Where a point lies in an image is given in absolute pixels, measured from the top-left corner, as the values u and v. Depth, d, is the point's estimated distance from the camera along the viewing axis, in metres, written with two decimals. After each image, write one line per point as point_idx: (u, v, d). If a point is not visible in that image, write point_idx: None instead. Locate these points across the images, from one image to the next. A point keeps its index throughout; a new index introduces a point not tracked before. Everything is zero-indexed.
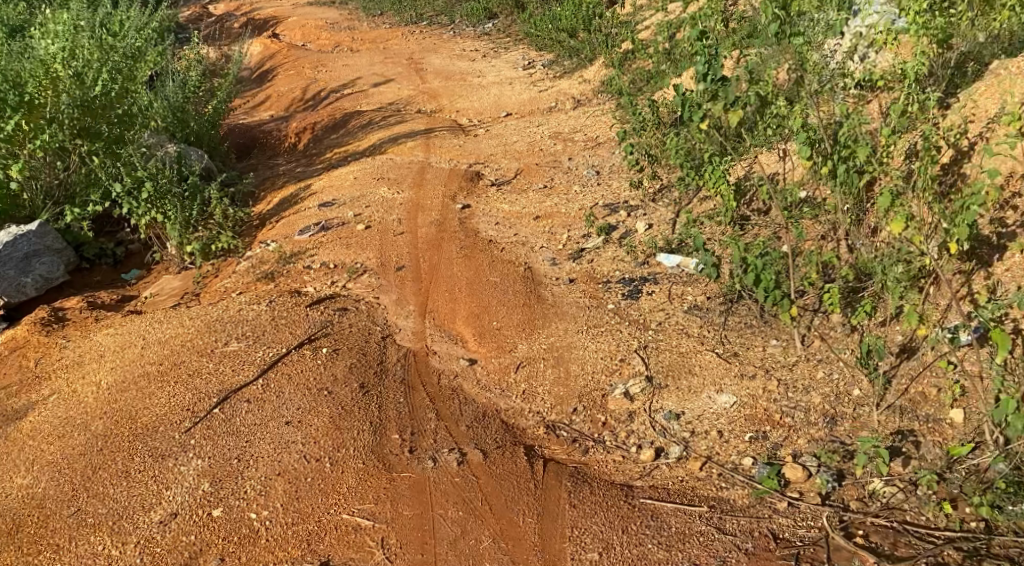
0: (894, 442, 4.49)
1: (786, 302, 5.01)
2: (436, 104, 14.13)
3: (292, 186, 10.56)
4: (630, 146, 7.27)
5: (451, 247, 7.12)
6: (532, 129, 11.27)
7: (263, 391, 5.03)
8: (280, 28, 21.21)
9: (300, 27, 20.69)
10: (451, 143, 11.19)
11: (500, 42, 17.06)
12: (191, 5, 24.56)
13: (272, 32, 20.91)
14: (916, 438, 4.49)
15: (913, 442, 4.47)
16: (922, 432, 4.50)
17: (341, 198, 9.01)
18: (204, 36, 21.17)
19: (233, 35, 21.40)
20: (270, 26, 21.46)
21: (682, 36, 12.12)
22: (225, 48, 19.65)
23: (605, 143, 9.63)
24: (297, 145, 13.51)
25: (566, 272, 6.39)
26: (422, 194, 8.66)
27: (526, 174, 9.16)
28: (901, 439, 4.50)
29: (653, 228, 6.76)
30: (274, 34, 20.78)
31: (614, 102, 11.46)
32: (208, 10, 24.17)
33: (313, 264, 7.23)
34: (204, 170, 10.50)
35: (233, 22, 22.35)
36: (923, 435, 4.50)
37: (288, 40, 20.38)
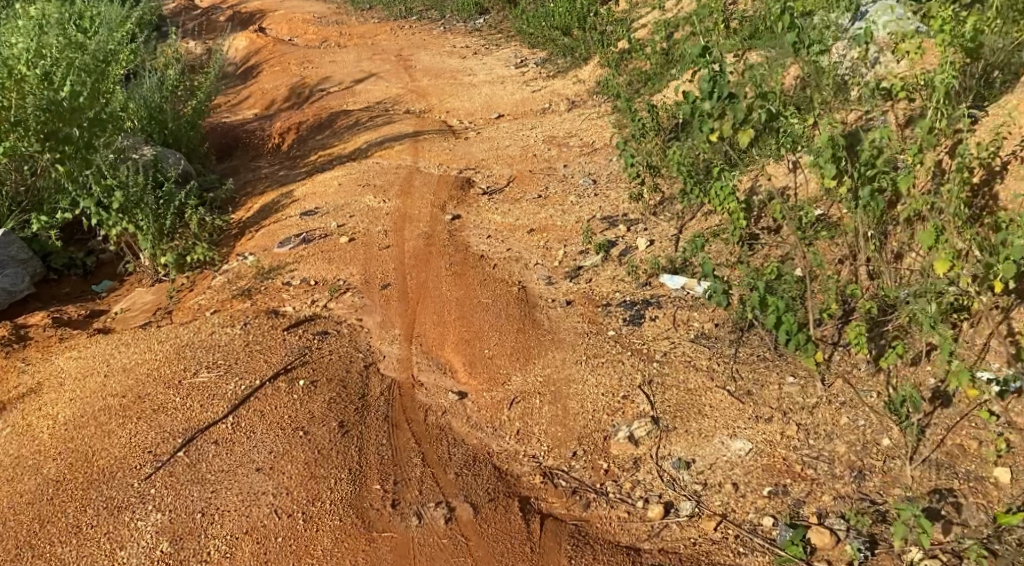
0: (932, 504, 4.13)
1: (812, 347, 4.60)
2: (426, 104, 13.71)
3: (274, 192, 10.14)
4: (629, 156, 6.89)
5: (440, 263, 6.73)
6: (525, 132, 10.89)
7: (234, 432, 4.64)
8: (266, 21, 20.75)
9: (286, 21, 20.20)
10: (440, 146, 10.79)
11: (491, 39, 16.65)
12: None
13: (258, 26, 20.43)
14: (957, 499, 4.14)
15: (953, 504, 4.12)
16: (963, 493, 4.15)
17: (325, 207, 8.60)
18: (188, 30, 20.70)
19: (217, 29, 20.91)
20: (256, 19, 20.99)
21: (680, 36, 11.74)
22: (209, 42, 19.19)
23: (602, 149, 9.25)
24: (281, 146, 13.08)
25: (562, 293, 6.01)
26: (410, 203, 8.27)
27: (518, 181, 8.77)
28: (939, 500, 4.15)
29: (653, 245, 6.37)
30: (260, 28, 20.29)
31: (610, 104, 11.08)
32: (192, 2, 23.68)
33: (293, 280, 6.83)
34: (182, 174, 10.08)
35: (218, 16, 21.85)
36: (964, 497, 4.14)
37: (274, 34, 19.90)
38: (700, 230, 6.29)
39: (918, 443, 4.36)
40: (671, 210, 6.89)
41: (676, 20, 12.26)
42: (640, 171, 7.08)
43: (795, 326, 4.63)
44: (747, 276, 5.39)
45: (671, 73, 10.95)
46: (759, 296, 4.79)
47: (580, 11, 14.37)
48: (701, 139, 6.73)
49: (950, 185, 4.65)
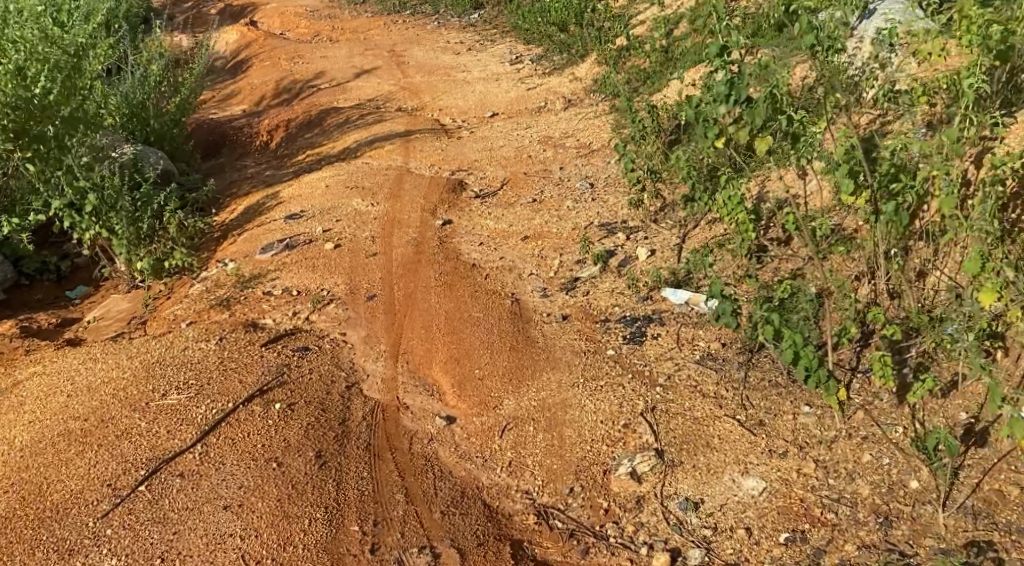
0: (970, 559, 3.82)
1: (835, 386, 4.25)
2: (418, 102, 13.36)
3: (260, 194, 9.79)
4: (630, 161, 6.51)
5: (430, 273, 6.38)
6: (520, 131, 10.54)
7: (201, 464, 4.31)
8: (257, 14, 20.37)
9: (278, 14, 19.79)
10: (432, 147, 10.47)
11: (486, 34, 16.31)
12: None
13: (249, 19, 20.01)
14: (998, 554, 3.82)
15: (994, 559, 3.81)
16: (1004, 547, 3.84)
17: (310, 210, 8.24)
18: (176, 23, 20.32)
19: (207, 22, 20.52)
20: (247, 13, 20.61)
21: (681, 34, 11.42)
22: (198, 36, 18.80)
23: (599, 151, 8.90)
24: (269, 144, 12.73)
25: (558, 307, 5.66)
26: (399, 206, 7.92)
27: (512, 185, 8.42)
28: (977, 553, 3.83)
29: (654, 255, 6.04)
30: (251, 21, 19.88)
31: (608, 103, 10.75)
32: None
33: (274, 290, 6.47)
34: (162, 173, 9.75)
35: (209, 8, 21.43)
36: (1006, 552, 3.83)
37: (265, 28, 19.49)
38: (705, 241, 5.96)
39: (951, 488, 4.04)
40: (673, 218, 6.56)
41: (676, 17, 11.92)
42: (641, 177, 6.72)
43: (816, 362, 4.25)
44: (757, 293, 5.07)
45: (671, 72, 10.62)
46: (772, 327, 4.43)
47: (578, 7, 14.04)
48: (705, 143, 6.38)
49: (983, 200, 4.32)
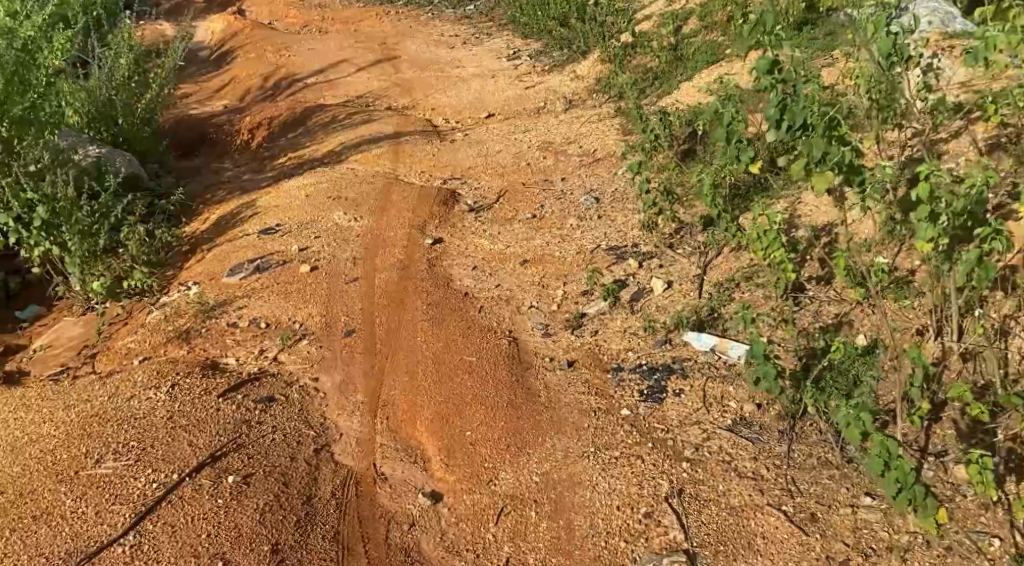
0: None
1: (934, 507, 3.53)
2: (409, 100, 12.61)
3: (237, 202, 9.08)
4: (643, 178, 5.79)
5: (417, 304, 5.67)
6: (519, 135, 9.83)
7: (131, 560, 3.70)
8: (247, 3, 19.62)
9: (268, 4, 18.98)
10: (423, 152, 9.81)
11: (483, 27, 15.54)
12: None
13: (238, 7, 19.19)
14: None
15: None
16: None
17: (288, 224, 7.58)
18: (160, 12, 19.61)
19: (195, 10, 19.77)
20: (237, 2, 19.86)
21: (691, 32, 10.67)
22: (183, 25, 18.06)
23: (605, 160, 8.19)
24: (250, 142, 11.99)
25: (563, 350, 4.92)
26: (384, 223, 7.25)
27: (510, 198, 7.77)
28: None
29: (671, 288, 5.32)
30: (241, 10, 19.12)
31: (613, 105, 10.01)
32: None
33: (240, 321, 5.77)
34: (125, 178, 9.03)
35: None
36: None
37: (254, 16, 18.67)
38: (729, 273, 5.25)
39: None
40: (691, 243, 5.84)
41: (684, 12, 11.16)
42: (658, 195, 5.95)
43: (912, 476, 3.49)
44: (797, 345, 4.40)
45: (680, 73, 9.87)
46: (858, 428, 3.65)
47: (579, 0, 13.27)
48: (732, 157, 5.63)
49: None
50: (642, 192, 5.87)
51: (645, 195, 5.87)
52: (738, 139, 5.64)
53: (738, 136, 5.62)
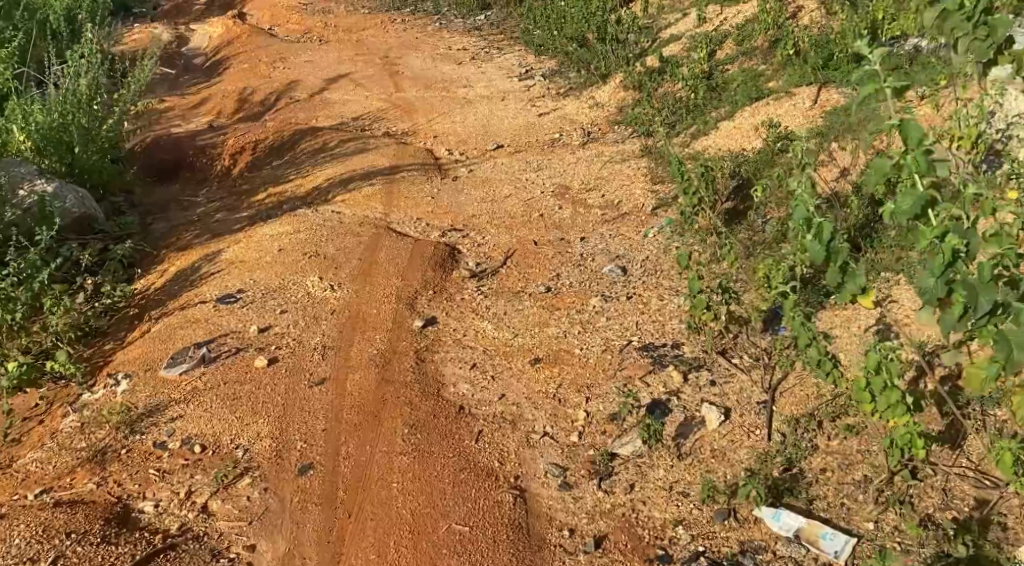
0: None
1: None
2: (410, 124, 11.38)
3: (207, 252, 7.92)
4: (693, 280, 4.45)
5: (397, 421, 4.45)
6: (531, 176, 8.61)
7: None
8: (249, 8, 18.45)
9: (269, 8, 17.80)
10: (422, 193, 8.62)
11: (493, 41, 14.25)
12: None
13: (237, 12, 18.02)
14: None
15: None
16: None
17: (254, 291, 6.40)
18: (153, 18, 18.42)
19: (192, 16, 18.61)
20: (238, 7, 18.70)
21: (726, 61, 9.39)
22: (175, 31, 16.88)
23: (631, 216, 6.94)
24: (233, 170, 10.77)
25: (592, 531, 3.93)
26: (370, 294, 6.04)
27: (520, 260, 6.58)
28: None
29: (729, 419, 4.30)
30: (242, 15, 17.94)
31: (640, 141, 8.78)
32: None
33: (169, 442, 4.53)
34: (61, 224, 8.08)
35: (199, 4, 19.60)
36: None
37: (254, 22, 17.50)
38: (815, 416, 4.20)
39: None
40: (749, 350, 4.61)
41: (719, 35, 9.89)
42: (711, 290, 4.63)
43: None
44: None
45: (717, 105, 8.62)
46: None
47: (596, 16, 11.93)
48: (829, 276, 4.51)
49: None
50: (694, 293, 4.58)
51: (697, 295, 4.57)
52: (834, 256, 4.44)
53: (835, 253, 4.45)
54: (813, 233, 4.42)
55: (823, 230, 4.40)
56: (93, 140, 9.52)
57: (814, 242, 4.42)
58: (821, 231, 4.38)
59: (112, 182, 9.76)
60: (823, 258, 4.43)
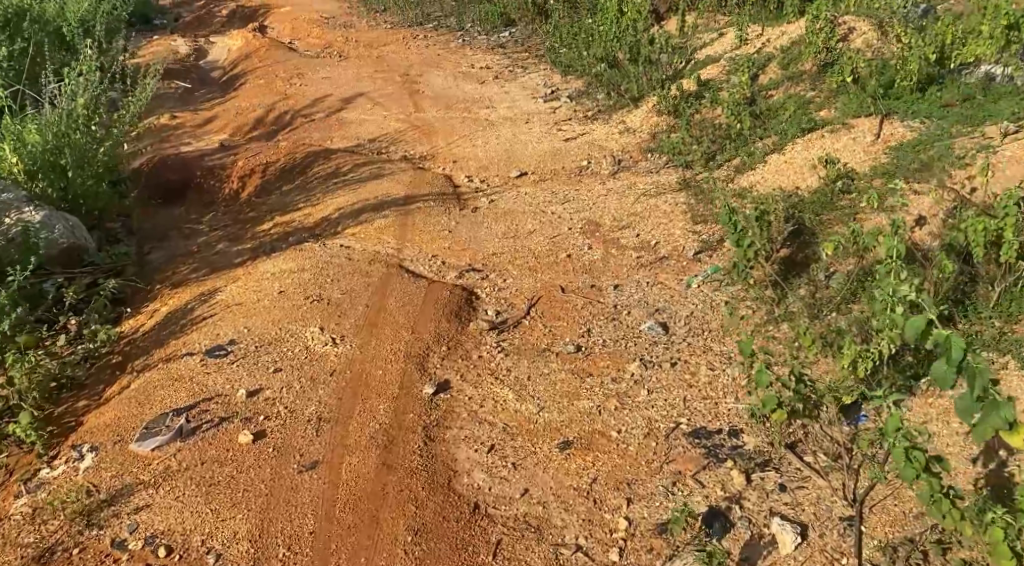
0: None
1: None
2: (428, 147, 10.68)
3: (203, 291, 7.23)
4: (762, 374, 4.00)
5: (398, 525, 3.98)
6: (557, 209, 7.88)
7: None
8: (269, 20, 17.89)
9: (291, 21, 17.17)
10: (439, 226, 7.92)
11: (518, 59, 13.56)
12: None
13: (257, 25, 17.43)
14: None
15: None
16: None
17: (247, 343, 5.69)
18: (170, 30, 17.87)
19: (212, 29, 18.07)
20: (258, 20, 18.13)
21: (772, 86, 8.64)
22: (191, 45, 16.32)
23: (671, 261, 6.19)
24: (240, 194, 10.08)
25: None
26: (375, 349, 5.33)
27: (546, 307, 5.87)
28: None
29: (806, 540, 3.89)
30: (262, 28, 17.38)
31: (677, 172, 8.03)
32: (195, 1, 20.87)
33: (130, 541, 4.04)
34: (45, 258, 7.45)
35: (217, 15, 19.03)
36: None
37: (275, 35, 16.92)
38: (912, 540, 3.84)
39: None
40: (822, 443, 4.21)
41: (762, 58, 9.15)
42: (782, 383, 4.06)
43: None
44: None
45: (763, 135, 7.86)
46: None
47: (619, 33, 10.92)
48: (961, 403, 3.76)
49: None
50: (763, 384, 4.01)
51: (767, 387, 4.00)
52: (971, 378, 3.72)
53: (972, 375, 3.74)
54: (943, 349, 3.80)
55: (953, 346, 3.78)
56: (89, 164, 8.88)
57: (942, 359, 3.81)
58: (951, 348, 3.77)
59: (108, 208, 9.11)
60: (953, 377, 3.81)
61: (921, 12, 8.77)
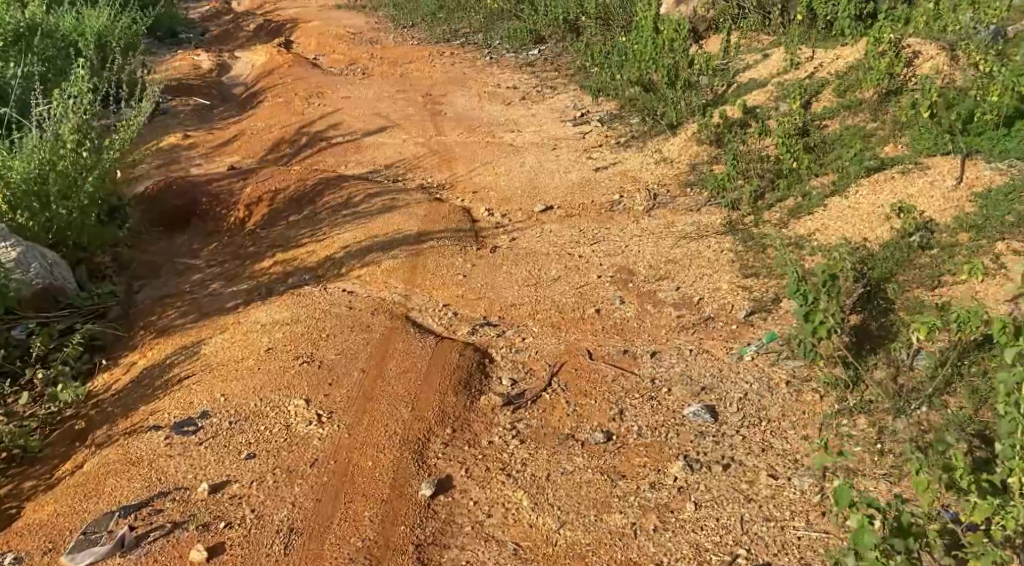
0: None
1: None
2: (447, 175, 9.85)
3: (186, 342, 6.45)
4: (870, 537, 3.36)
5: None
6: (586, 252, 7.03)
7: None
8: (295, 35, 17.22)
9: (316, 37, 16.45)
10: (453, 270, 7.07)
11: (548, 78, 12.74)
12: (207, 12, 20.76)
13: (282, 40, 16.72)
14: None
15: None
16: None
17: (221, 418, 4.90)
18: (194, 44, 17.26)
19: (238, 44, 17.47)
20: (285, 34, 17.48)
21: (826, 115, 7.74)
22: (213, 60, 15.68)
23: (718, 323, 5.33)
24: (244, 222, 8.99)
25: None
26: (370, 434, 4.47)
27: (569, 379, 5.00)
28: None
29: None
30: (287, 42, 16.72)
31: (723, 211, 7.13)
32: (226, 14, 20.31)
33: None
34: (12, 305, 6.71)
35: (245, 29, 18.41)
36: None
37: (299, 51, 16.22)
38: None
39: None
40: None
41: (816, 83, 8.25)
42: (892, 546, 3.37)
43: None
44: None
45: (819, 171, 6.96)
46: None
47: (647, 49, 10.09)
48: None
49: None
50: (865, 548, 3.37)
51: (869, 550, 3.36)
52: None
53: None
54: None
55: None
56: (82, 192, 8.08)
57: None
58: None
59: (98, 240, 8.34)
60: None
61: (996, 34, 7.81)
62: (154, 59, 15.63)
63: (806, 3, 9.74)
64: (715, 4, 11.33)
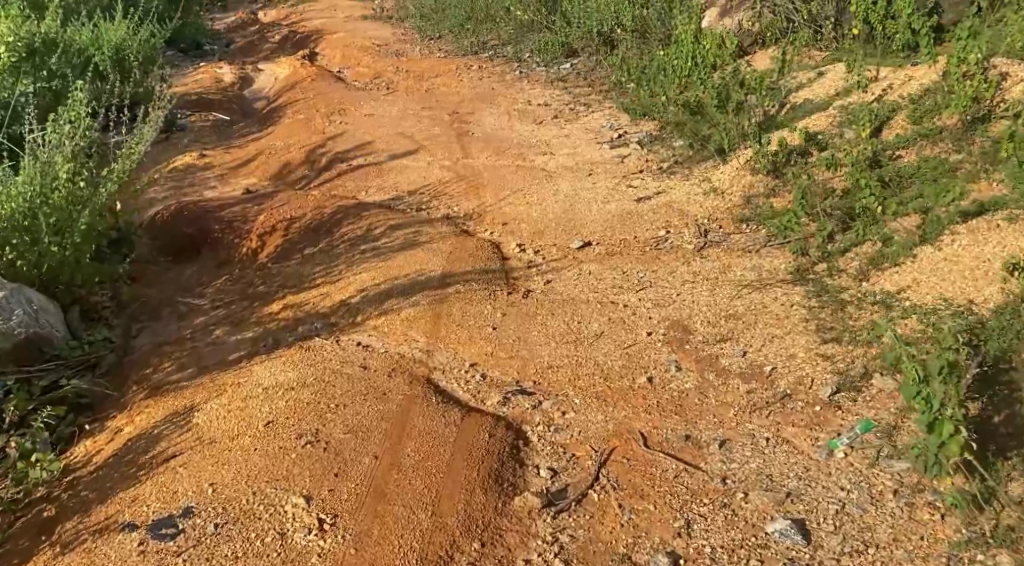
0: None
1: None
2: (475, 204, 9.04)
3: (178, 407, 5.69)
4: None
5: None
6: (630, 300, 6.20)
7: None
8: (319, 46, 16.53)
9: (342, 49, 15.75)
10: (482, 319, 6.24)
11: (583, 94, 11.92)
12: (233, 20, 20.15)
13: (307, 52, 15.99)
14: None
15: None
16: None
17: (206, 518, 4.19)
18: (217, 55, 16.62)
19: (262, 55, 16.81)
20: (311, 45, 16.81)
21: (901, 144, 6.85)
22: (236, 72, 15.04)
23: (798, 404, 4.54)
24: (257, 253, 7.58)
25: None
26: (376, 553, 3.89)
27: (622, 474, 4.24)
28: None
29: None
30: (312, 54, 16.04)
31: (788, 254, 6.25)
32: (255, 23, 19.70)
33: None
34: None
35: (271, 39, 17.76)
36: None
37: (323, 63, 15.52)
38: None
39: None
40: None
41: (889, 106, 7.34)
42: None
43: None
44: None
45: (900, 212, 6.00)
46: None
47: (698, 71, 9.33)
48: None
49: None
50: None
51: None
52: None
53: None
54: None
55: None
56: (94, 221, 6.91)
57: None
58: None
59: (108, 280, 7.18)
60: None
61: None
62: (175, 72, 15.02)
63: (863, 16, 8.83)
64: (761, 17, 10.37)
